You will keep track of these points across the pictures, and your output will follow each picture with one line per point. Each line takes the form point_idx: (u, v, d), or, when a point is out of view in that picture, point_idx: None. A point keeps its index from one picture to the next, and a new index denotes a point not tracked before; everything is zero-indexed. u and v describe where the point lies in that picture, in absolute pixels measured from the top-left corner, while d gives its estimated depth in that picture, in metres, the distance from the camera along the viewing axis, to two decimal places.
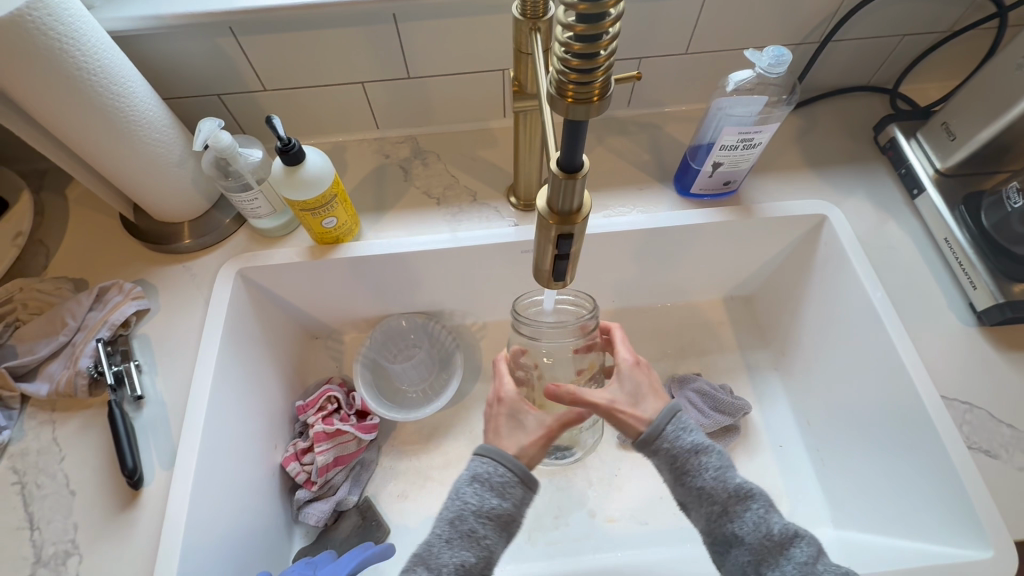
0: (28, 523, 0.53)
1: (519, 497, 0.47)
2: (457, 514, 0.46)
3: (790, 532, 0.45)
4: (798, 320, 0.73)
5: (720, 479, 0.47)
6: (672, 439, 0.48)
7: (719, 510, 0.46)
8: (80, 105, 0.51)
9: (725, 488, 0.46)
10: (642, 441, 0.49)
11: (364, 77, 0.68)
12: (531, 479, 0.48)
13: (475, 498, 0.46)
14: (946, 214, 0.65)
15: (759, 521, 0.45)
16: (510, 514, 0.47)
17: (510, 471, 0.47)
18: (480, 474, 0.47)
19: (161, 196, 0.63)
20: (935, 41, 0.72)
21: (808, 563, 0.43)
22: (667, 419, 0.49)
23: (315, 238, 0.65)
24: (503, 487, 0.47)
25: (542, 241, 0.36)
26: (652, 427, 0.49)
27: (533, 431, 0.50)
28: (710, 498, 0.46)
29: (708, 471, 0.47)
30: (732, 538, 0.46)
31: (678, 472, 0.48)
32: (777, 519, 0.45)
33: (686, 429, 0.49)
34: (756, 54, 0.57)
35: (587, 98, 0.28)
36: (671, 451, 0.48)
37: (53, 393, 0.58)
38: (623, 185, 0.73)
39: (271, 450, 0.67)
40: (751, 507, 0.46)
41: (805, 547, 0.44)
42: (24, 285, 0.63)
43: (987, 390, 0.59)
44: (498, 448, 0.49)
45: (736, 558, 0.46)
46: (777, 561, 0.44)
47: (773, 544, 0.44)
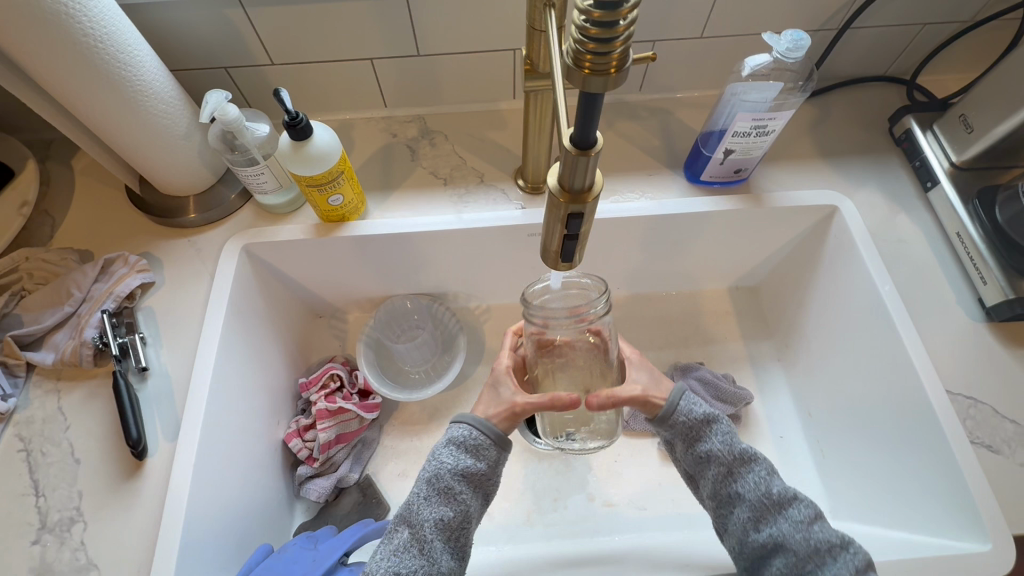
0: (33, 489, 0.54)
1: (493, 457, 0.49)
2: (434, 474, 0.48)
3: (789, 493, 0.48)
4: (805, 311, 0.72)
5: (727, 443, 0.50)
6: (686, 409, 0.50)
7: (725, 471, 0.49)
8: (85, 72, 0.51)
9: (732, 452, 0.49)
10: (661, 418, 0.51)
11: (373, 54, 0.67)
12: (505, 441, 0.50)
13: (450, 459, 0.48)
14: (959, 208, 0.65)
15: (761, 482, 0.48)
16: (484, 472, 0.48)
17: (483, 433, 0.49)
18: (455, 438, 0.49)
19: (167, 168, 0.63)
20: (955, 30, 0.70)
21: (804, 519, 0.46)
22: (679, 395, 0.51)
23: (321, 215, 0.64)
24: (477, 448, 0.48)
25: (551, 220, 0.36)
26: (668, 403, 0.51)
27: (502, 403, 0.51)
28: (717, 462, 0.49)
29: (716, 437, 0.50)
30: (734, 498, 0.48)
31: (689, 438, 0.50)
32: (777, 483, 0.49)
33: (700, 400, 0.51)
34: (774, 38, 0.55)
35: (605, 69, 0.27)
36: (685, 419, 0.50)
37: (58, 363, 0.58)
38: (632, 170, 0.72)
39: (274, 426, 0.67)
40: (755, 469, 0.49)
41: (802, 508, 0.47)
42: (30, 254, 0.63)
43: (992, 385, 0.59)
44: (471, 413, 0.50)
45: (735, 518, 0.48)
46: (774, 518, 0.47)
47: (772, 502, 0.47)
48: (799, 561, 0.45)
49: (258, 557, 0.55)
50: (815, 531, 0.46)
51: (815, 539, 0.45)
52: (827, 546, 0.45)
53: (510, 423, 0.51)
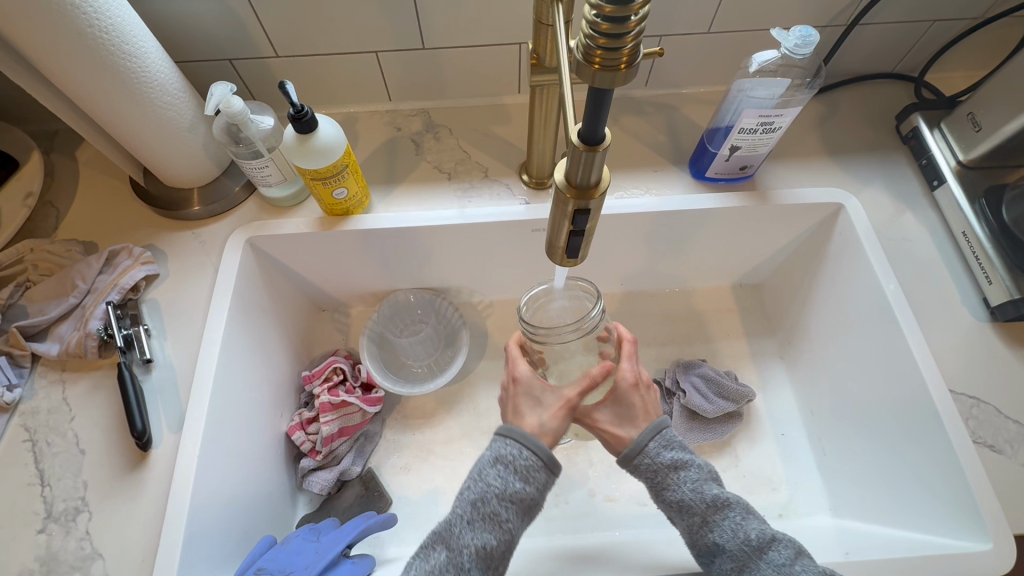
0: (39, 479, 0.54)
1: (541, 481, 0.48)
2: (480, 496, 0.47)
3: (767, 536, 0.46)
4: (808, 309, 0.72)
5: (697, 491, 0.48)
6: (653, 456, 0.49)
7: (699, 521, 0.47)
8: (90, 63, 0.51)
9: (704, 499, 0.47)
10: (625, 460, 0.50)
11: (378, 47, 0.67)
12: (555, 464, 0.49)
13: (498, 481, 0.47)
14: (966, 207, 0.64)
15: (737, 528, 0.46)
16: (532, 497, 0.47)
17: (534, 454, 0.48)
18: (504, 457, 0.48)
19: (171, 159, 0.62)
20: (965, 27, 0.70)
21: (787, 564, 0.44)
22: (648, 439, 0.49)
23: (326, 209, 0.64)
24: (526, 471, 0.47)
25: (558, 216, 0.36)
26: (632, 447, 0.49)
27: (553, 405, 0.51)
28: (690, 511, 0.48)
29: (686, 485, 0.48)
30: (713, 547, 0.47)
31: (659, 488, 0.49)
32: (754, 525, 0.47)
33: (667, 446, 0.49)
34: (783, 33, 0.55)
35: (615, 65, 0.27)
36: (651, 468, 0.49)
37: (62, 354, 0.58)
38: (637, 166, 0.71)
39: (277, 419, 0.67)
40: (729, 515, 0.47)
41: (782, 549, 0.45)
42: (35, 246, 0.64)
43: (996, 385, 0.59)
44: (521, 430, 0.49)
45: (720, 567, 0.47)
46: (756, 564, 0.45)
47: (751, 549, 0.45)
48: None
49: (260, 548, 0.55)
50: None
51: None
52: None
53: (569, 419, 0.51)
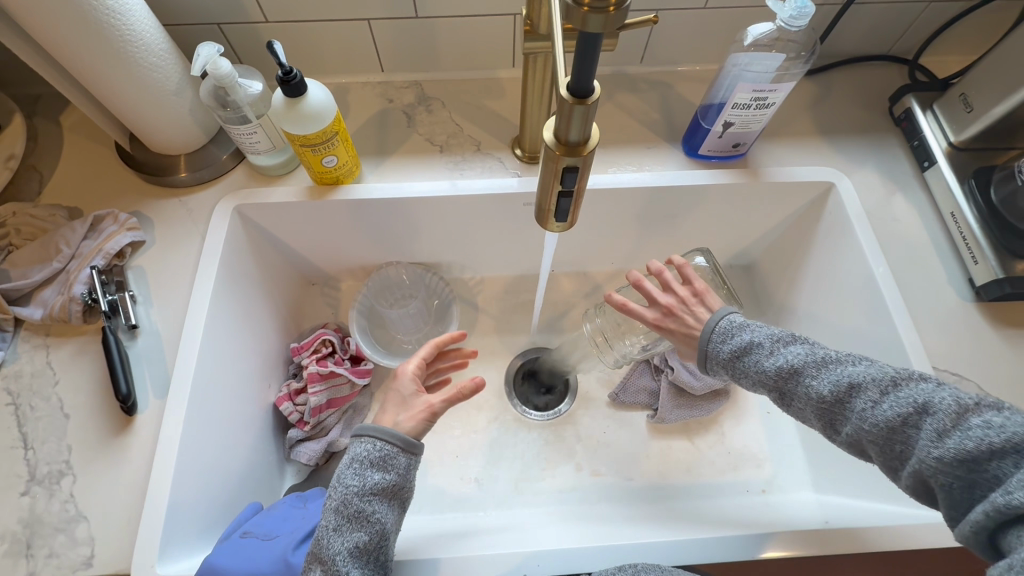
0: (22, 443, 0.54)
1: (404, 465, 0.49)
2: (341, 501, 0.47)
3: (843, 387, 0.43)
4: (797, 289, 0.73)
5: (760, 369, 0.48)
6: (715, 353, 0.52)
7: (779, 393, 0.48)
8: (72, 16, 0.49)
9: (772, 372, 0.47)
10: (701, 365, 0.54)
11: (370, 15, 0.66)
12: (414, 445, 0.50)
13: (356, 479, 0.47)
14: (955, 188, 0.65)
15: (812, 389, 0.45)
16: (395, 483, 0.48)
17: (386, 443, 0.49)
18: (359, 456, 0.48)
19: (157, 123, 0.61)
20: (960, 9, 0.70)
21: (869, 405, 0.42)
22: (705, 338, 0.53)
23: (315, 177, 0.64)
24: (383, 461, 0.48)
25: (548, 176, 0.36)
26: (698, 352, 0.54)
27: (415, 408, 0.52)
28: (763, 385, 0.48)
29: (750, 367, 0.49)
30: (799, 411, 0.47)
31: (732, 375, 0.51)
32: (829, 378, 0.44)
33: (724, 338, 0.52)
34: (779, 4, 0.54)
35: (605, 7, 0.27)
36: (718, 361, 0.52)
37: (46, 318, 0.58)
38: (630, 143, 0.71)
39: (265, 389, 0.67)
40: (798, 379, 0.46)
41: (864, 395, 0.43)
42: (18, 210, 0.62)
43: (978, 363, 0.59)
44: (376, 427, 0.50)
45: (817, 428, 0.46)
46: (844, 416, 0.44)
47: (831, 404, 0.44)
48: (887, 447, 0.41)
49: (246, 514, 0.55)
50: (883, 413, 0.41)
51: (884, 421, 0.41)
52: (902, 423, 0.40)
53: (429, 424, 0.52)
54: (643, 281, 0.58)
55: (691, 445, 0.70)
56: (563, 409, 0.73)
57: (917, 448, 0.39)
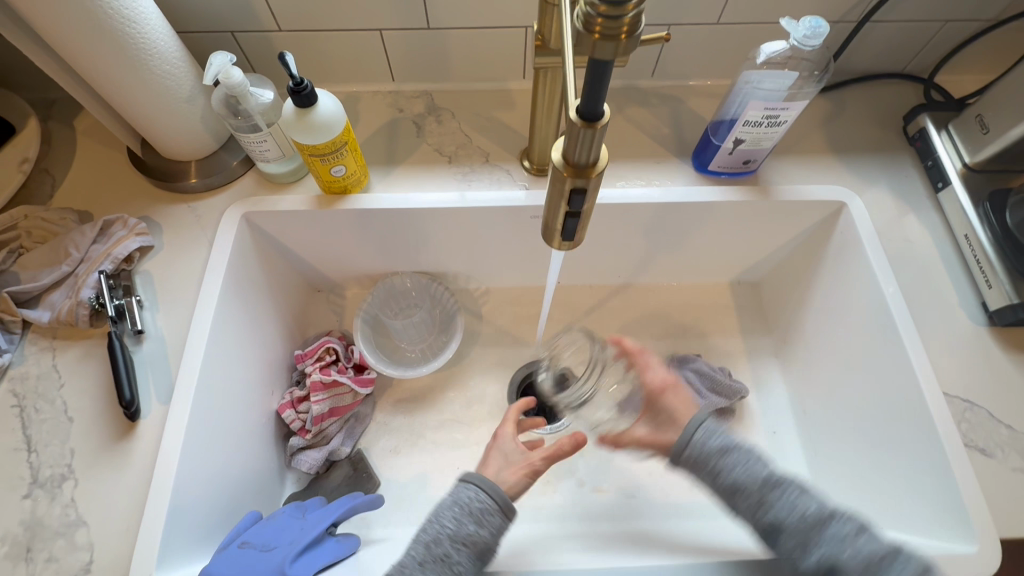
0: (26, 445, 0.54)
1: (497, 526, 0.50)
2: (433, 538, 0.48)
3: (825, 511, 0.50)
4: (805, 307, 0.72)
5: (750, 471, 0.53)
6: (701, 444, 0.55)
7: (757, 501, 0.52)
8: (87, 25, 0.50)
9: (759, 479, 0.52)
10: (676, 452, 0.57)
11: (382, 25, 0.66)
12: (511, 510, 0.51)
13: (452, 523, 0.49)
14: (969, 210, 0.64)
15: (794, 505, 0.50)
16: (486, 542, 0.49)
17: (490, 498, 0.50)
18: (461, 500, 0.50)
19: (169, 129, 0.62)
20: (977, 29, 0.69)
21: (847, 535, 0.48)
22: (695, 427, 0.56)
23: (323, 187, 0.64)
24: (480, 514, 0.49)
25: (555, 197, 0.36)
26: (681, 440, 0.56)
27: (518, 464, 0.57)
28: (746, 489, 0.52)
29: (736, 468, 0.53)
30: (772, 526, 0.51)
31: (713, 473, 0.54)
32: (811, 502, 0.51)
33: (713, 434, 0.56)
34: (792, 24, 0.54)
35: (615, 34, 0.27)
36: (701, 454, 0.55)
37: (54, 321, 0.58)
38: (639, 157, 0.71)
39: (268, 396, 0.67)
40: (785, 492, 0.51)
41: (842, 523, 0.49)
42: (29, 213, 0.63)
43: (991, 390, 0.58)
44: (482, 476, 0.52)
45: (785, 547, 0.50)
46: (818, 539, 0.49)
47: (811, 523, 0.49)
48: None
49: (245, 523, 0.55)
50: (860, 545, 0.47)
51: (862, 553, 0.47)
52: (875, 559, 0.46)
53: (529, 481, 0.56)
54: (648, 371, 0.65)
55: None
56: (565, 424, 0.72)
57: None
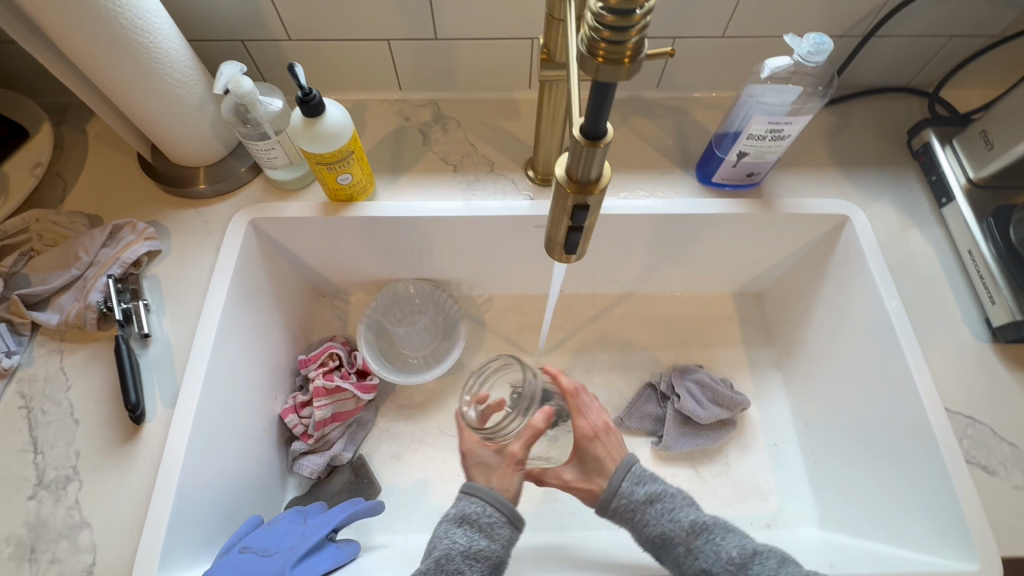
0: (32, 446, 0.54)
1: (506, 538, 0.50)
2: (445, 553, 0.47)
3: (748, 552, 0.47)
4: (808, 320, 0.72)
5: (675, 519, 0.50)
6: (627, 494, 0.52)
7: (684, 551, 0.49)
8: (102, 35, 0.51)
9: (684, 527, 0.49)
10: (602, 504, 0.53)
11: (391, 35, 0.67)
12: (519, 520, 0.52)
13: (463, 539, 0.48)
14: (973, 225, 0.64)
15: (720, 550, 0.47)
16: (497, 555, 0.49)
17: (498, 511, 0.51)
18: (470, 514, 0.50)
19: (178, 136, 0.63)
20: (981, 45, 0.69)
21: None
22: (621, 476, 0.53)
23: (330, 194, 0.65)
24: (491, 527, 0.49)
25: (557, 212, 0.36)
26: (607, 490, 0.53)
27: (501, 464, 0.54)
28: (673, 537, 0.49)
29: (662, 516, 0.50)
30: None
31: (640, 524, 0.51)
32: (735, 543, 0.48)
33: (637, 481, 0.53)
34: (796, 40, 0.54)
35: (619, 58, 0.27)
36: (627, 505, 0.52)
37: (62, 324, 0.59)
38: (643, 168, 0.71)
39: (271, 401, 0.67)
40: (710, 538, 0.48)
41: (766, 562, 0.46)
42: (41, 216, 0.64)
43: (993, 406, 0.58)
44: (486, 487, 0.52)
45: None
46: None
47: (737, 568, 0.46)
48: None
49: (247, 527, 0.55)
50: None
51: None
52: None
53: (518, 471, 0.54)
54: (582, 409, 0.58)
55: (696, 475, 0.69)
56: None
57: None
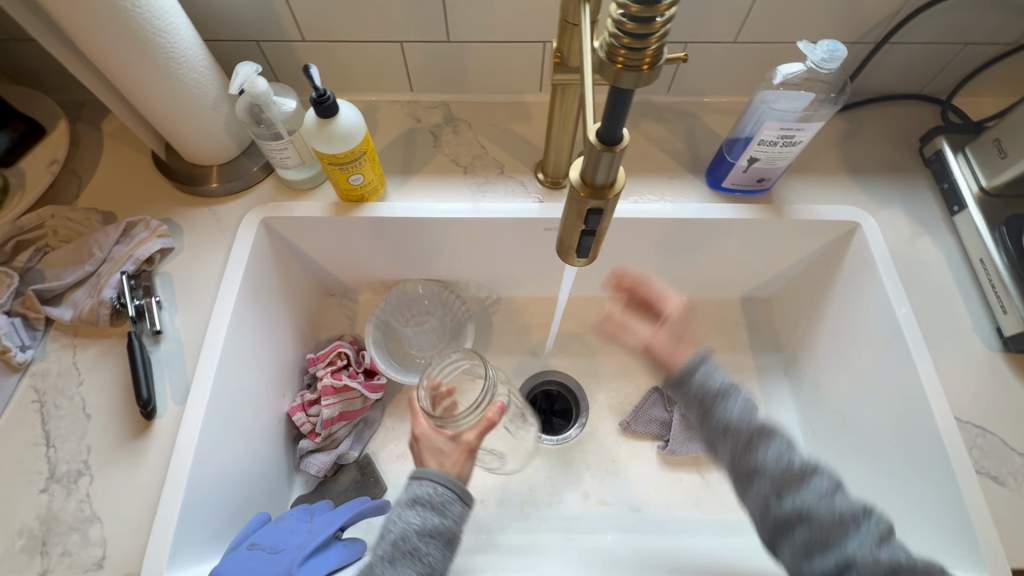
0: (44, 440, 0.55)
1: (458, 513, 0.51)
2: (399, 535, 0.49)
3: (809, 465, 0.52)
4: (817, 326, 0.72)
5: (745, 418, 0.55)
6: (700, 382, 0.57)
7: (744, 443, 0.53)
8: (121, 34, 0.52)
9: (751, 426, 0.54)
10: (675, 380, 0.59)
11: (404, 37, 0.67)
12: (469, 495, 0.53)
13: (416, 518, 0.50)
14: (985, 235, 0.63)
15: (782, 453, 0.52)
16: (450, 529, 0.50)
17: (447, 489, 0.51)
18: (421, 496, 0.51)
19: (193, 135, 0.63)
20: (994, 53, 0.69)
21: (821, 492, 0.50)
22: (695, 364, 0.59)
23: (341, 194, 0.65)
24: (442, 505, 0.51)
25: (571, 216, 0.37)
26: (681, 371, 0.59)
27: (454, 451, 0.54)
28: (736, 433, 0.54)
29: (733, 410, 0.55)
30: (753, 468, 0.52)
31: (707, 410, 0.56)
32: (797, 454, 0.52)
33: (711, 380, 0.57)
34: (810, 47, 0.54)
35: (638, 65, 0.28)
36: (698, 396, 0.57)
37: (76, 319, 0.59)
38: (653, 172, 0.71)
39: (279, 399, 0.68)
40: (775, 442, 0.53)
41: (822, 480, 0.51)
42: (56, 212, 0.65)
43: (1004, 416, 0.58)
44: (434, 470, 0.52)
45: (759, 491, 0.52)
46: (797, 488, 0.50)
47: (793, 473, 0.51)
48: (824, 529, 0.48)
49: (254, 524, 0.55)
50: (837, 501, 0.49)
51: (837, 508, 0.49)
52: (846, 514, 0.49)
53: (470, 461, 0.54)
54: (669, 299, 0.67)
55: (702, 480, 0.68)
56: (572, 435, 0.72)
57: (851, 542, 0.47)
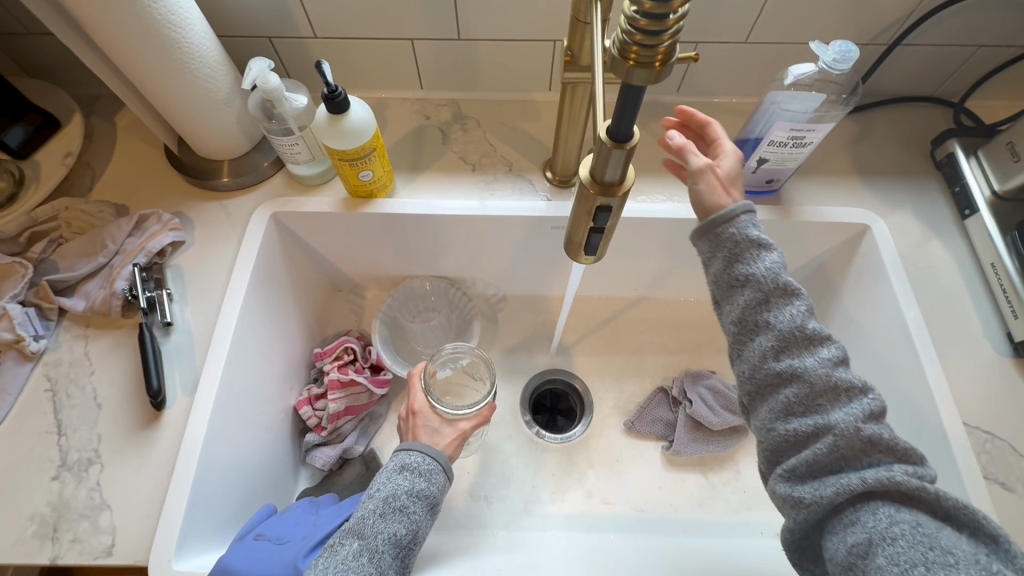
0: (56, 429, 0.56)
1: (441, 483, 0.52)
2: (389, 494, 0.48)
3: (823, 334, 0.44)
4: (824, 329, 0.71)
5: (772, 270, 0.45)
6: (741, 227, 0.47)
7: (763, 297, 0.45)
8: (137, 30, 0.52)
9: (776, 282, 0.45)
10: (708, 225, 0.48)
11: (414, 35, 0.67)
12: (451, 471, 0.53)
13: (405, 480, 0.49)
14: (996, 239, 0.63)
15: (798, 316, 0.44)
16: (434, 496, 0.50)
17: (435, 459, 0.52)
18: (408, 464, 0.51)
19: (205, 129, 0.64)
20: (1008, 57, 0.69)
21: (823, 366, 0.42)
22: (743, 210, 0.47)
23: (350, 190, 0.65)
24: (430, 472, 0.51)
25: (580, 212, 0.37)
26: (725, 213, 0.47)
27: (449, 435, 0.56)
28: (756, 289, 0.45)
29: (762, 264, 0.46)
30: (762, 323, 0.45)
31: (734, 254, 0.46)
32: (814, 322, 0.44)
33: (750, 222, 0.47)
34: (822, 47, 0.54)
35: (650, 62, 0.28)
36: (730, 239, 0.47)
37: (88, 310, 0.60)
38: (662, 172, 0.71)
39: (286, 392, 0.68)
40: (795, 304, 0.44)
41: (830, 351, 0.43)
42: (70, 205, 0.66)
43: (1013, 422, 0.57)
44: (425, 443, 0.53)
45: (757, 346, 0.44)
46: (801, 351, 0.43)
47: (803, 336, 0.43)
48: (811, 393, 0.42)
49: (260, 516, 0.56)
50: (839, 372, 0.42)
51: (836, 377, 0.42)
52: (840, 389, 0.42)
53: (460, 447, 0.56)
54: (724, 143, 0.55)
55: (706, 481, 0.68)
56: (575, 434, 0.72)
57: (835, 415, 0.41)
